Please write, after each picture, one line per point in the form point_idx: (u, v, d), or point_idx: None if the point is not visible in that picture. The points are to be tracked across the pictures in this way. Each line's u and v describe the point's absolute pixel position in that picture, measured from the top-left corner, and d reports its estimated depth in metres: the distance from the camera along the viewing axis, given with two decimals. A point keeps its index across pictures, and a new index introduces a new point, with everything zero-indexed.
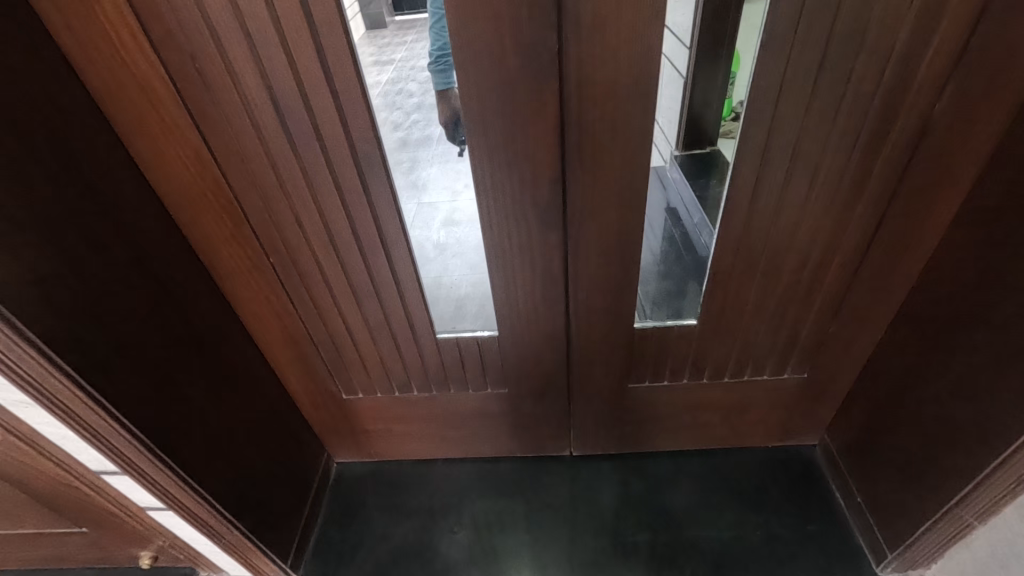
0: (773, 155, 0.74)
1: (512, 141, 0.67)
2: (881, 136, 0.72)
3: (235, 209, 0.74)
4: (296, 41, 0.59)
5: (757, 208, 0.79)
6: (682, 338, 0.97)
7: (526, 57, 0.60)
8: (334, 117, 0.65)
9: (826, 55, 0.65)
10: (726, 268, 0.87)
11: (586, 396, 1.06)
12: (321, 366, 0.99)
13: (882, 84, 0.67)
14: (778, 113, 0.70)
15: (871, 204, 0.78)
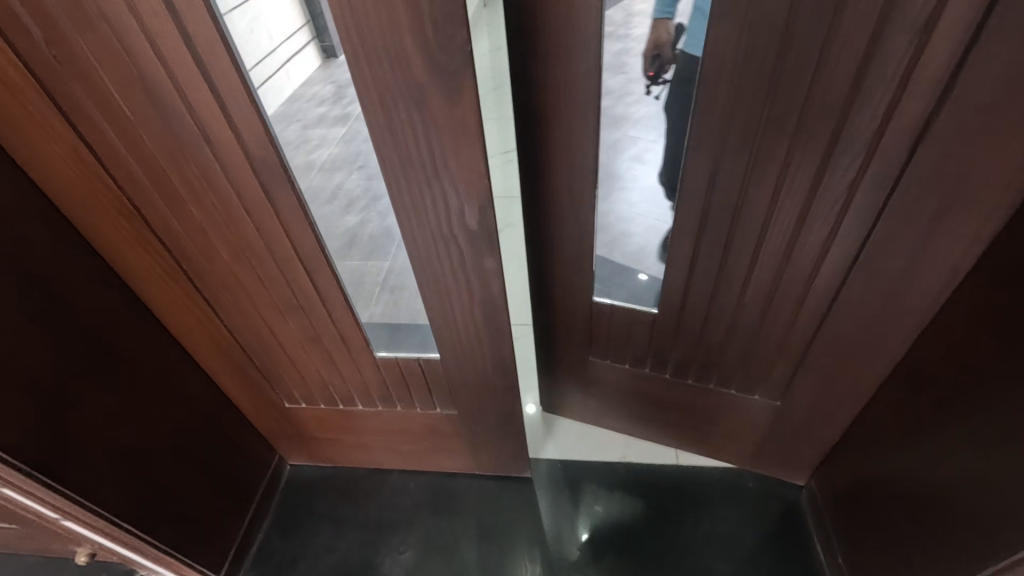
0: (729, 148, 0.72)
1: (430, 157, 0.56)
2: (868, 140, 0.65)
3: (131, 211, 0.66)
4: (159, 31, 0.49)
5: (715, 197, 0.77)
6: (640, 323, 0.99)
7: (435, 60, 0.48)
8: (220, 119, 0.56)
9: (792, 36, 0.60)
10: (684, 258, 0.86)
11: (555, 357, 1.13)
12: (255, 373, 0.93)
13: (865, 78, 0.60)
14: (735, 94, 0.67)
15: (855, 215, 0.71)
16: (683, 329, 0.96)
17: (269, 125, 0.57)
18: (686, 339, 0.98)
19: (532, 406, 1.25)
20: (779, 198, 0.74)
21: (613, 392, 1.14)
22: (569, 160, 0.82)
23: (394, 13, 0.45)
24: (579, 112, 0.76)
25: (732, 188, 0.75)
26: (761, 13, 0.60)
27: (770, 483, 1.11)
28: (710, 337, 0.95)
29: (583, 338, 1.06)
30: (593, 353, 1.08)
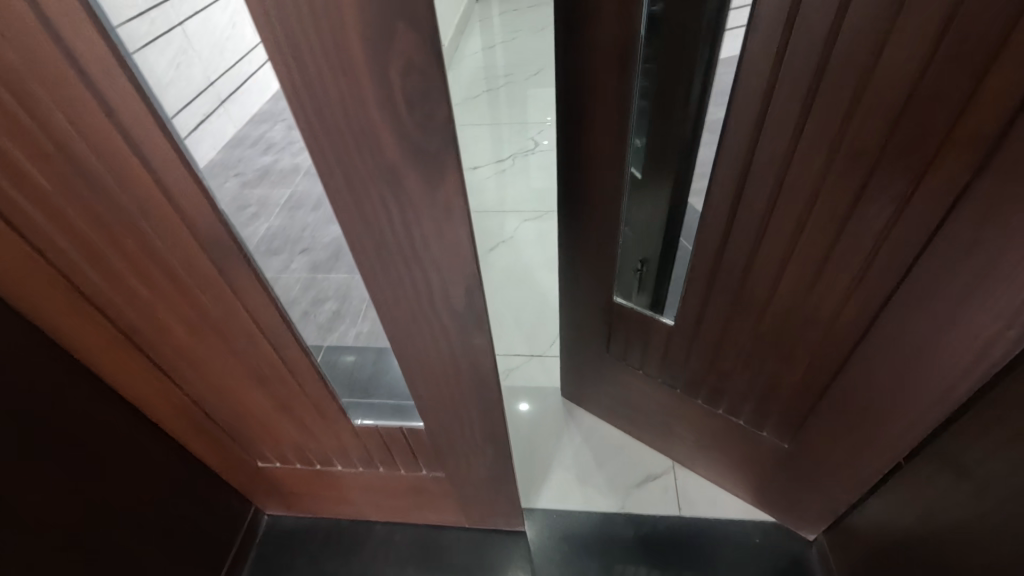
0: (754, 175, 0.66)
1: (407, 238, 0.48)
2: (901, 192, 0.57)
3: (66, 285, 0.57)
4: (66, 98, 0.41)
5: (735, 227, 0.72)
6: (653, 333, 0.96)
7: (406, 142, 0.40)
8: (156, 193, 0.47)
9: (829, 65, 0.54)
10: (703, 277, 0.82)
11: (578, 348, 1.12)
12: (223, 435, 0.85)
13: (905, 121, 0.53)
14: (763, 116, 0.61)
15: (875, 275, 0.64)
16: (692, 347, 0.92)
17: (206, 190, 0.48)
18: (696, 361, 0.94)
19: (525, 404, 1.30)
20: (800, 239, 0.67)
21: (632, 395, 1.11)
22: (592, 162, 0.78)
23: (352, 72, 0.36)
24: (605, 112, 0.72)
25: (755, 218, 0.70)
26: (802, 32, 0.54)
27: (776, 538, 1.05)
28: (722, 365, 0.90)
29: (600, 336, 1.04)
30: (610, 352, 1.06)
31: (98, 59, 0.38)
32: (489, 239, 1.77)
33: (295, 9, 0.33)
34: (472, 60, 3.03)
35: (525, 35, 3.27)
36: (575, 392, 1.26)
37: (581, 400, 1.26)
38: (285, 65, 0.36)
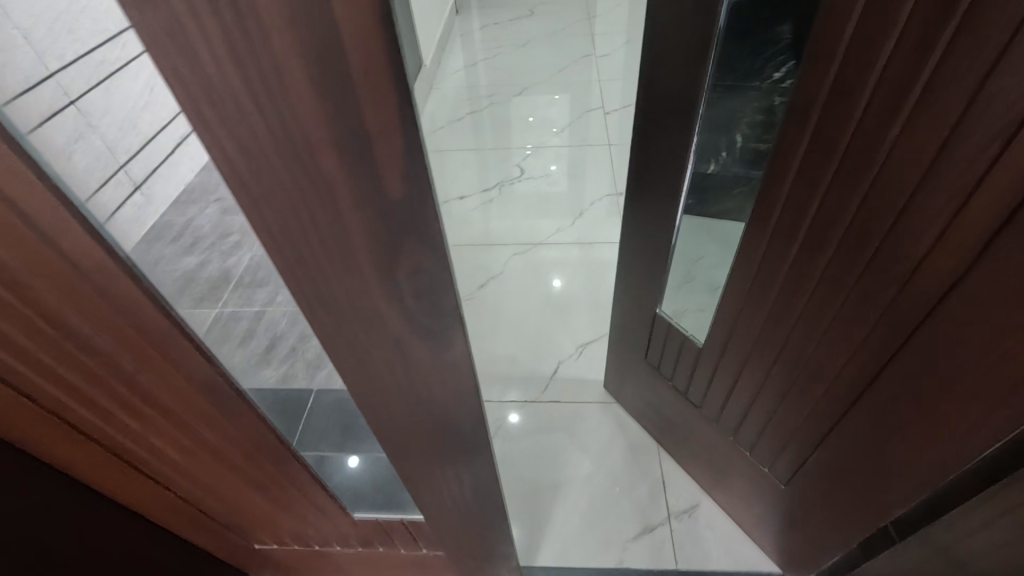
0: (780, 231, 0.72)
1: (410, 385, 0.47)
2: (892, 281, 0.59)
3: (56, 424, 0.54)
4: (49, 280, 0.39)
5: (763, 271, 0.77)
6: (683, 347, 1.06)
7: (409, 315, 0.39)
8: (149, 349, 0.46)
9: (848, 150, 0.58)
10: (729, 312, 0.89)
11: (629, 346, 1.24)
12: (219, 527, 0.83)
13: (901, 216, 0.55)
14: (793, 179, 0.66)
15: (867, 352, 0.66)
16: (710, 369, 1.00)
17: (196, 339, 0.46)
18: (716, 386, 1.01)
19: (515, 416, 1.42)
20: (811, 300, 0.71)
21: (661, 404, 1.23)
22: (654, 186, 0.91)
23: (356, 264, 0.35)
24: (668, 147, 0.84)
25: (779, 269, 0.74)
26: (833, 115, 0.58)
27: None
28: (734, 395, 0.97)
29: (642, 338, 1.17)
30: (646, 354, 1.19)
31: (85, 249, 0.37)
32: (478, 276, 1.81)
33: (293, 215, 0.32)
34: (454, 80, 3.01)
35: (506, 51, 3.26)
36: (618, 391, 1.39)
37: (623, 402, 1.39)
38: (282, 256, 0.34)
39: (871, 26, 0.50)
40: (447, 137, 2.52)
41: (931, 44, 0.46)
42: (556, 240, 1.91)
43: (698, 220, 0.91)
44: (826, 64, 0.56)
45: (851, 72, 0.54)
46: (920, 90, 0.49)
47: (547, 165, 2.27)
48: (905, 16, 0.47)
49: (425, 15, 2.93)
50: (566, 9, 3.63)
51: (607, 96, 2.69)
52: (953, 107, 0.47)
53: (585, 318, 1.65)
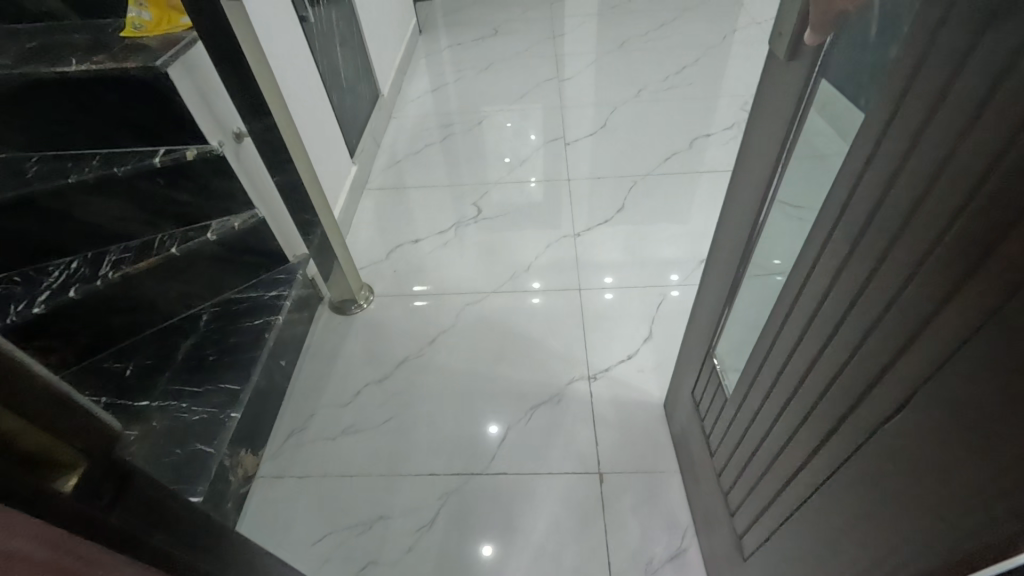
0: (801, 307, 0.71)
1: None
2: (871, 374, 0.56)
3: None
4: None
5: (783, 338, 0.77)
6: (720, 389, 1.07)
7: None
8: None
9: (870, 230, 0.55)
10: (756, 371, 0.88)
11: (689, 373, 1.23)
12: None
13: (891, 311, 0.52)
14: (820, 260, 0.65)
15: (830, 449, 0.65)
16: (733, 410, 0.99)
17: None
18: (732, 435, 1.01)
19: (496, 427, 1.48)
20: (807, 379, 0.70)
21: (699, 450, 1.21)
22: (732, 232, 0.91)
23: None
24: (743, 200, 0.84)
25: (793, 340, 0.74)
26: (859, 211, 0.56)
27: None
28: (742, 441, 0.96)
29: (698, 365, 1.17)
30: (699, 384, 1.19)
31: None
32: (431, 329, 1.74)
33: None
34: (414, 106, 2.94)
35: (471, 75, 3.19)
36: (677, 433, 1.36)
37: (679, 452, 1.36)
38: None
39: (901, 133, 0.49)
40: (407, 171, 2.45)
41: (943, 159, 0.44)
42: (507, 289, 1.85)
43: (756, 275, 0.89)
44: (864, 159, 0.55)
45: (879, 169, 0.53)
46: (917, 209, 0.48)
47: (508, 203, 2.21)
48: (924, 131, 0.46)
49: (382, 42, 2.86)
50: (532, 29, 3.57)
51: (571, 124, 2.63)
52: (952, 215, 0.44)
53: (539, 372, 1.59)
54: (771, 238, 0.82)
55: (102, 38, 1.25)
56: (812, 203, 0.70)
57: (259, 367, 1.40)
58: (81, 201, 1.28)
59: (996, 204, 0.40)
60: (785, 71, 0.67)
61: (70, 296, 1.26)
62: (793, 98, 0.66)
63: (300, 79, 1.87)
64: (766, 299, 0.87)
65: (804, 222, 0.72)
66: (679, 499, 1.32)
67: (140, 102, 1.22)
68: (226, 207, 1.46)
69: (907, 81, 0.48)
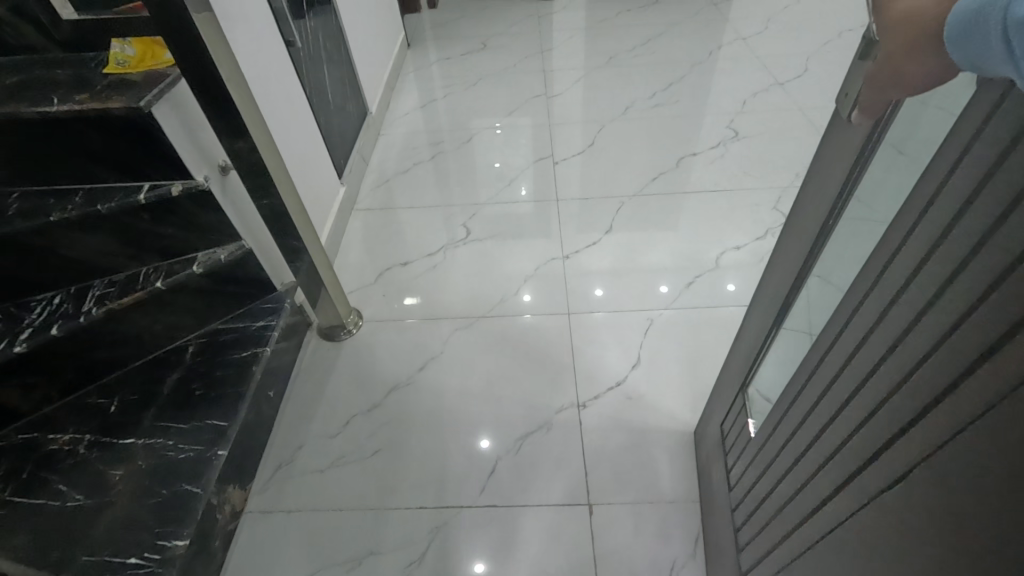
0: (829, 365, 0.71)
1: None
2: (884, 439, 0.57)
3: None
4: None
5: (810, 389, 0.77)
6: (747, 428, 1.07)
7: None
8: None
9: (899, 300, 0.55)
10: (781, 417, 0.89)
11: (718, 409, 1.23)
12: None
13: (906, 383, 0.53)
14: (851, 322, 0.66)
15: (835, 503, 0.66)
16: (753, 448, 1.00)
17: None
18: (750, 475, 1.01)
19: (487, 441, 1.52)
20: (824, 433, 0.71)
21: (718, 487, 1.20)
22: (775, 276, 0.91)
23: None
24: (792, 247, 0.84)
25: (818, 394, 0.74)
26: (894, 281, 0.57)
27: None
28: (759, 481, 0.96)
29: (727, 401, 1.17)
30: (725, 420, 1.19)
31: None
32: (420, 356, 1.73)
33: None
34: (405, 123, 2.93)
35: (459, 90, 3.19)
36: (703, 472, 1.35)
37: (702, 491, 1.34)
38: None
39: (943, 215, 0.49)
40: (397, 190, 2.45)
41: (975, 248, 0.45)
42: (498, 312, 1.85)
43: (796, 323, 0.88)
44: (906, 233, 0.55)
45: (917, 247, 0.53)
46: (944, 291, 0.48)
47: (497, 224, 2.21)
48: (965, 218, 0.46)
49: (370, 59, 2.85)
50: (520, 44, 3.58)
51: (559, 143, 2.64)
52: (972, 299, 0.44)
53: (530, 398, 1.59)
54: (812, 289, 0.81)
55: (85, 73, 1.23)
56: (854, 261, 0.69)
57: (247, 403, 1.39)
58: (63, 238, 1.27)
59: (1005, 301, 0.40)
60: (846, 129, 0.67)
61: (52, 334, 1.24)
62: (852, 153, 0.66)
63: (287, 103, 1.85)
64: (801, 348, 0.87)
65: (844, 283, 0.72)
66: (699, 530, 1.31)
67: (124, 138, 1.21)
68: (213, 239, 1.45)
69: (956, 161, 0.48)
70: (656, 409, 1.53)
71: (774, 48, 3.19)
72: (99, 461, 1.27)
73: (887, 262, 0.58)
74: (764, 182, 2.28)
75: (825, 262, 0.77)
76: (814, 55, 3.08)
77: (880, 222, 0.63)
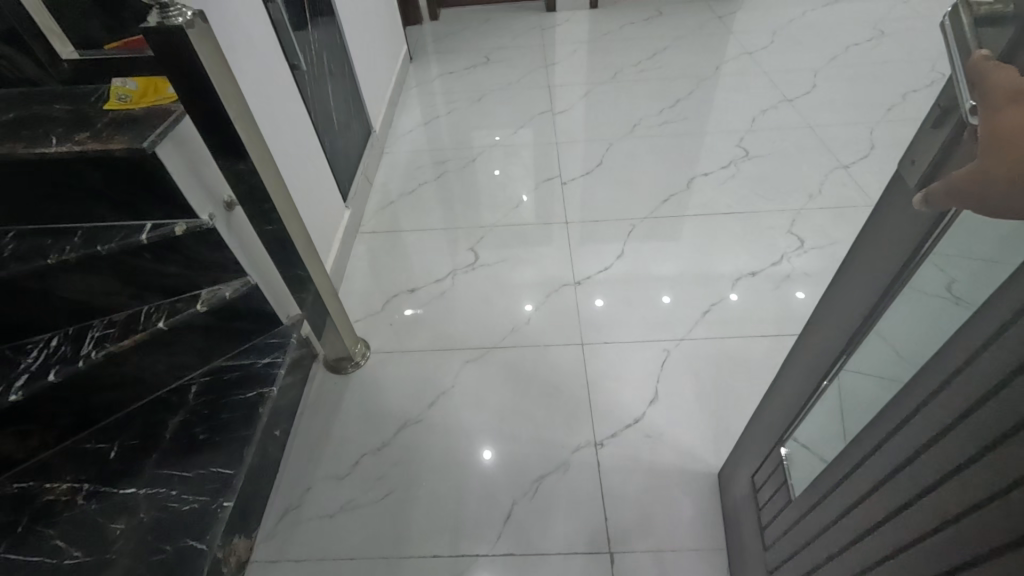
0: (888, 451, 0.67)
1: None
2: (962, 555, 0.53)
3: None
4: None
5: (863, 469, 0.73)
6: (783, 487, 1.03)
7: None
8: None
9: (976, 412, 0.51)
10: (825, 488, 0.85)
11: (750, 458, 1.19)
12: None
13: (990, 507, 0.49)
14: (918, 411, 0.61)
15: None
16: (793, 512, 0.96)
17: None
18: (789, 540, 0.97)
19: (500, 483, 1.46)
20: (886, 526, 0.66)
21: (750, 540, 1.16)
22: (820, 339, 0.87)
23: None
24: (842, 313, 0.80)
25: (874, 477, 0.70)
26: (971, 381, 0.52)
27: None
28: (800, 548, 0.92)
29: (761, 453, 1.13)
30: (759, 470, 1.15)
31: None
32: (429, 392, 1.68)
33: None
34: (408, 140, 2.89)
35: (462, 106, 3.14)
36: (730, 517, 1.31)
37: (729, 537, 1.30)
38: None
39: None
40: (402, 212, 2.41)
41: None
42: (509, 343, 1.80)
43: (844, 390, 0.84)
44: (989, 329, 0.51)
45: (1001, 350, 0.48)
46: None
47: (505, 249, 2.17)
48: None
49: (372, 76, 2.80)
50: (522, 58, 3.54)
51: (566, 162, 2.60)
52: None
53: (546, 436, 1.55)
54: (864, 360, 0.78)
55: (85, 110, 1.18)
56: (918, 345, 0.65)
57: (253, 447, 1.34)
58: (60, 280, 1.21)
59: None
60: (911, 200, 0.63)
61: (49, 380, 1.18)
62: (918, 230, 0.62)
63: (292, 128, 1.80)
64: (849, 418, 0.83)
65: (905, 363, 0.68)
66: None
67: (126, 178, 1.16)
68: (217, 276, 1.40)
69: None
70: (675, 449, 1.49)
71: (780, 64, 3.16)
72: (99, 514, 1.21)
73: (968, 355, 0.54)
74: (776, 204, 2.24)
75: (882, 336, 0.73)
76: (821, 71, 3.05)
77: (953, 310, 0.59)
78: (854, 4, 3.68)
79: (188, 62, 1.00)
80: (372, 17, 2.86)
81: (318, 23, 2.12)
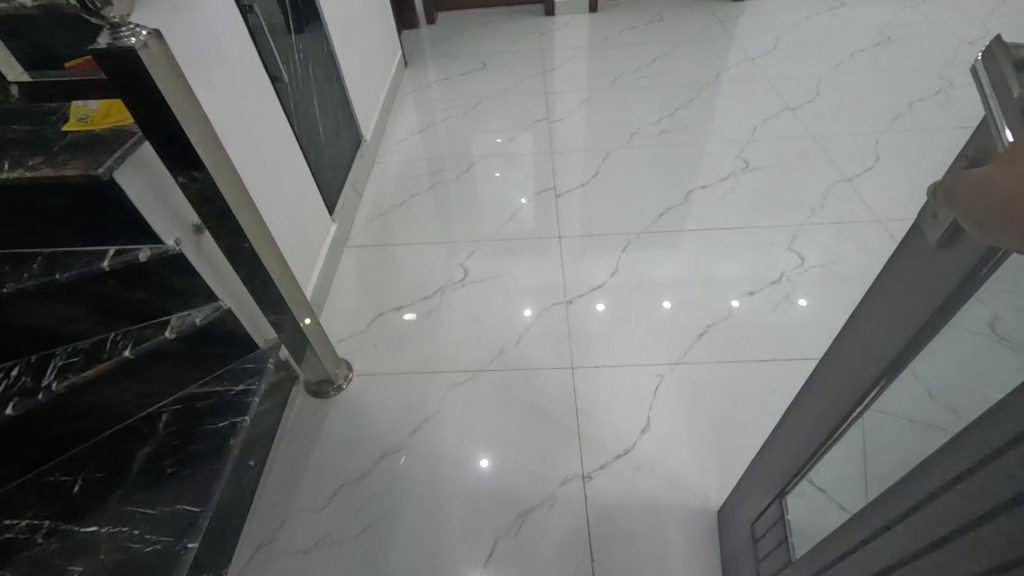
0: (895, 535, 0.61)
1: None
2: None
3: None
4: None
5: (867, 548, 0.67)
6: (784, 544, 0.98)
7: None
8: None
9: (1001, 519, 0.44)
10: (827, 557, 0.79)
11: (750, 502, 1.13)
12: None
13: None
14: (928, 501, 0.55)
15: None
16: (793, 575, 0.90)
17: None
18: None
19: (484, 517, 1.40)
20: None
21: None
22: (826, 395, 0.81)
23: None
24: (849, 371, 0.74)
25: (879, 560, 0.64)
26: (994, 481, 0.45)
27: None
28: None
29: (761, 499, 1.07)
30: (759, 518, 1.09)
31: None
32: (413, 417, 1.62)
33: None
34: (400, 149, 2.83)
35: (458, 113, 3.08)
36: (728, 562, 1.24)
37: None
38: None
39: None
40: (392, 224, 2.34)
41: None
42: (496, 365, 1.74)
43: (858, 451, 0.79)
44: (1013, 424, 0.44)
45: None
46: None
47: (496, 264, 2.10)
48: None
49: (364, 84, 2.75)
50: (520, 64, 3.47)
51: (561, 173, 2.54)
52: None
53: (536, 467, 1.48)
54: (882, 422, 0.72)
55: (43, 131, 1.12)
56: (949, 416, 0.59)
57: (223, 482, 1.27)
58: (19, 310, 1.15)
59: None
60: (929, 258, 0.56)
61: (6, 414, 1.11)
62: (939, 292, 0.56)
63: (274, 142, 1.74)
64: (862, 483, 0.77)
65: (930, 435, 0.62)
66: None
67: (83, 203, 1.09)
68: (187, 300, 1.34)
69: None
70: (667, 482, 1.43)
71: (783, 70, 3.09)
72: (57, 556, 1.14)
73: (990, 450, 0.46)
74: (777, 219, 2.17)
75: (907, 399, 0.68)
76: (825, 78, 2.98)
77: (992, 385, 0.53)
78: (859, 9, 3.60)
79: (146, 87, 0.95)
80: (364, 23, 2.80)
81: (304, 31, 2.06)
